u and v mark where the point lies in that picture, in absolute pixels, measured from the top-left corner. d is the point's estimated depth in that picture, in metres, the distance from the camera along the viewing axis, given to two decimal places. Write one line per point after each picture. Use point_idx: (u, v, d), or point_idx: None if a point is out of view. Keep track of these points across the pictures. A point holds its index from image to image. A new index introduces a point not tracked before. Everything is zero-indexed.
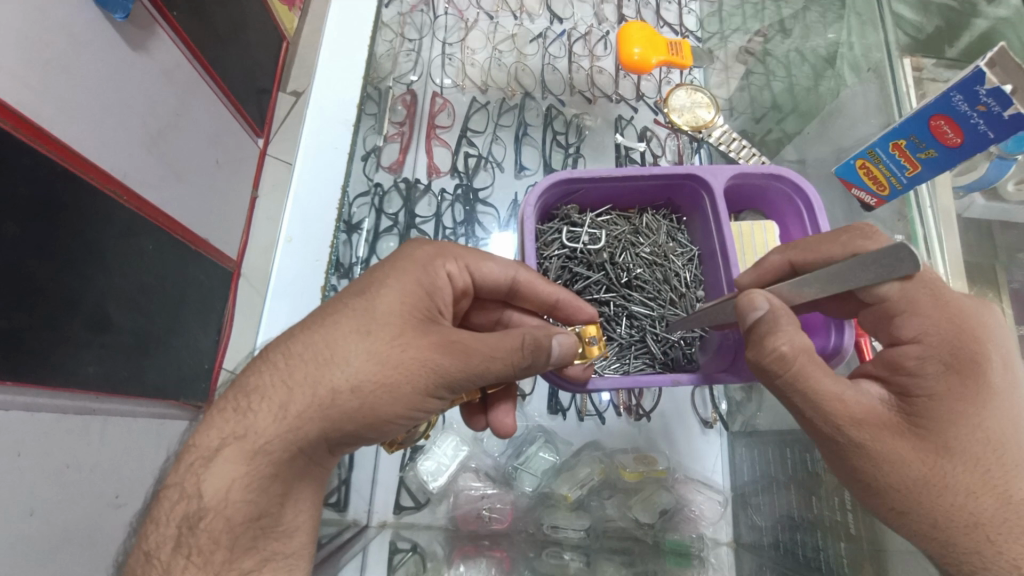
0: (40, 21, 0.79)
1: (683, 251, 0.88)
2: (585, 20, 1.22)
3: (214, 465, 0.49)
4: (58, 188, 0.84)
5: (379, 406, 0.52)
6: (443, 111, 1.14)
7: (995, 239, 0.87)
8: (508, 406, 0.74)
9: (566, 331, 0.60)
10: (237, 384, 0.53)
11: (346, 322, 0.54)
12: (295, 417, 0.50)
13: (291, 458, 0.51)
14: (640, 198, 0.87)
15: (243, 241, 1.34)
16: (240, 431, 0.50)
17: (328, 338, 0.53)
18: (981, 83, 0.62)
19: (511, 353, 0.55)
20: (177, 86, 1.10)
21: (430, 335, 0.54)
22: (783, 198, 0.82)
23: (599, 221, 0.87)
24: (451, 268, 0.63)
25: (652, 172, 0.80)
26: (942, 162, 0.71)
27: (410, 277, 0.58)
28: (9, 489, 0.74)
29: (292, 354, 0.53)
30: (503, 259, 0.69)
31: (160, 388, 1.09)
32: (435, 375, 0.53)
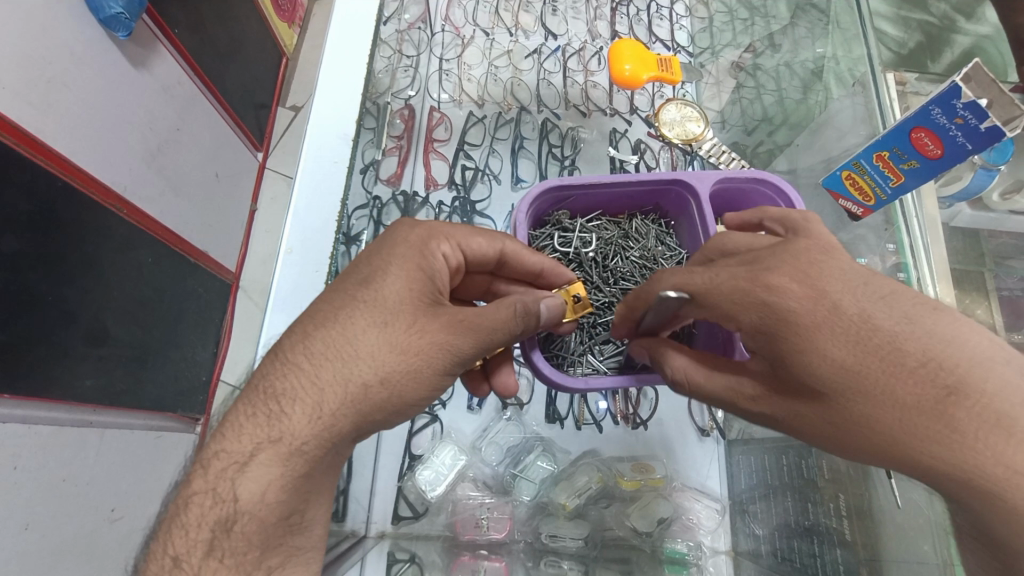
0: (42, 40, 0.81)
1: (672, 254, 0.87)
2: (579, 36, 1.25)
3: (251, 469, 0.50)
4: (58, 202, 0.85)
5: (406, 392, 0.54)
6: (440, 124, 1.16)
7: (983, 247, 0.89)
8: (509, 368, 0.74)
9: (552, 295, 0.63)
10: (261, 389, 0.53)
11: (361, 317, 0.55)
12: (329, 417, 0.52)
13: (326, 456, 0.52)
14: (629, 203, 0.89)
15: (242, 254, 1.35)
16: (275, 434, 0.51)
17: (345, 332, 0.54)
18: (958, 97, 0.63)
19: (508, 323, 0.57)
20: (178, 103, 1.12)
21: (441, 317, 0.56)
22: (764, 197, 0.82)
23: (590, 226, 0.88)
24: (446, 248, 0.63)
25: (638, 178, 0.81)
26: (925, 172, 0.72)
27: (412, 263, 0.59)
28: (6, 502, 0.75)
29: (314, 354, 0.53)
30: (488, 231, 0.68)
31: (157, 401, 1.09)
32: (452, 355, 0.56)
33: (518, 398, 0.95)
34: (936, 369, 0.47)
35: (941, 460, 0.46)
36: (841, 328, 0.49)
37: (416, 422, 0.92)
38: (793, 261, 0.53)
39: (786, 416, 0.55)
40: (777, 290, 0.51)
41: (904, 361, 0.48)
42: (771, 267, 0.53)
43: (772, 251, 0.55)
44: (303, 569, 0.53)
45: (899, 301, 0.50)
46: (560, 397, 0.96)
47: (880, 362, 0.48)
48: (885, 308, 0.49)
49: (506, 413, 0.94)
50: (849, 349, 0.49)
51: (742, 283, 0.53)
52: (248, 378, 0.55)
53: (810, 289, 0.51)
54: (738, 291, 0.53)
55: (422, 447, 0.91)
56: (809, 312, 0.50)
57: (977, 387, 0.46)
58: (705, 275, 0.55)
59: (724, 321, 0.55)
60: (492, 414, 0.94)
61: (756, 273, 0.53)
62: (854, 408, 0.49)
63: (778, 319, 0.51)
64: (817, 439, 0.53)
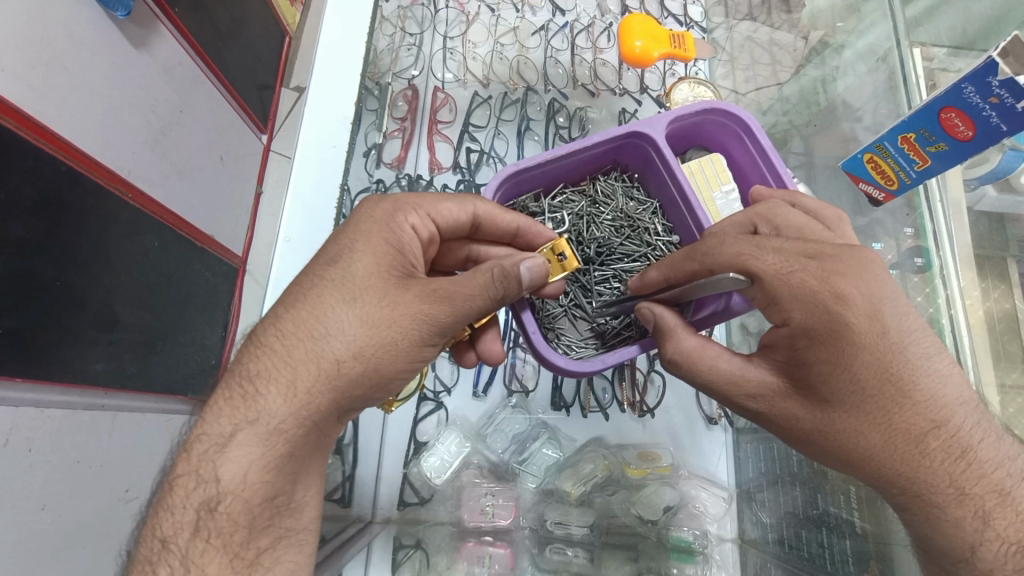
0: (40, 19, 0.79)
1: (644, 207, 0.84)
2: (588, 11, 1.20)
3: (230, 450, 0.49)
4: (62, 186, 0.85)
5: (382, 366, 0.54)
6: (445, 105, 1.12)
7: (1008, 232, 0.86)
8: (494, 334, 0.73)
9: (535, 257, 0.59)
10: (236, 372, 0.53)
11: (331, 295, 0.55)
12: (305, 393, 0.51)
13: (309, 433, 0.52)
14: (587, 168, 0.84)
15: (248, 238, 1.33)
16: (252, 414, 0.51)
17: (316, 309, 0.54)
18: (994, 74, 0.60)
19: (485, 289, 0.56)
20: (180, 84, 1.10)
21: (412, 288, 0.55)
22: (721, 127, 0.81)
23: (556, 203, 0.83)
24: (414, 220, 0.62)
25: (594, 140, 0.77)
26: (954, 155, 0.69)
27: (378, 238, 0.58)
28: (21, 484, 0.76)
29: (286, 335, 0.53)
30: (458, 195, 0.67)
31: (167, 384, 1.10)
32: (428, 324, 0.55)
33: (524, 385, 0.94)
34: (932, 406, 0.50)
35: (903, 481, 0.50)
36: (881, 351, 0.50)
37: (420, 410, 0.91)
38: (864, 270, 0.52)
39: (778, 417, 0.56)
40: (844, 299, 0.51)
41: (913, 393, 0.50)
42: (844, 271, 0.52)
43: (846, 252, 0.54)
44: (296, 550, 0.53)
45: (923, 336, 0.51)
46: (565, 384, 0.95)
47: (894, 391, 0.50)
48: (920, 341, 0.51)
49: (512, 400, 0.93)
50: (872, 370, 0.50)
51: (811, 280, 0.52)
52: (226, 363, 0.55)
53: (871, 306, 0.51)
54: (807, 290, 0.52)
55: (427, 433, 0.90)
56: (863, 326, 0.51)
57: (959, 425, 0.50)
58: (775, 258, 0.54)
59: (773, 308, 0.55)
60: (498, 400, 0.94)
61: (828, 274, 0.52)
62: (847, 420, 0.52)
63: (827, 327, 0.51)
64: (805, 443, 0.55)
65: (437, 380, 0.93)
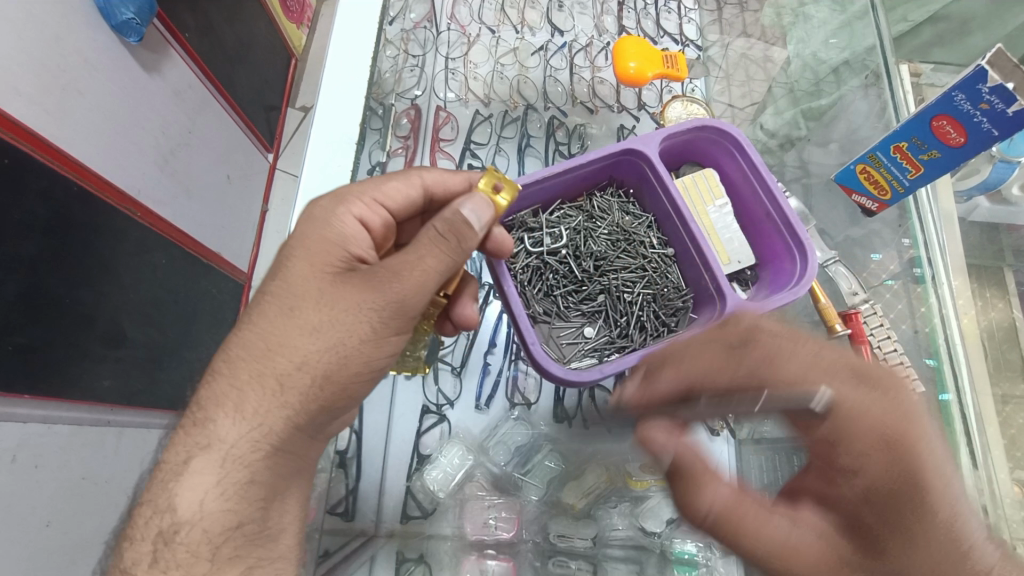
0: (51, 48, 0.84)
1: (639, 220, 0.86)
2: (585, 32, 1.23)
3: (185, 477, 0.51)
4: (75, 205, 0.89)
5: (331, 372, 0.55)
6: (447, 124, 1.14)
7: (1002, 241, 0.88)
8: (469, 298, 0.75)
9: (473, 195, 0.58)
10: (191, 400, 0.55)
11: (270, 311, 0.56)
12: (253, 414, 0.53)
13: (265, 456, 0.53)
14: (584, 183, 0.85)
15: (254, 255, 1.42)
16: (204, 440, 0.52)
17: (254, 326, 0.55)
18: (983, 82, 0.61)
19: (417, 262, 0.55)
20: (189, 107, 1.17)
21: (349, 284, 0.56)
22: (713, 143, 0.82)
23: (554, 217, 0.85)
24: (358, 208, 0.64)
25: (588, 158, 0.79)
26: (947, 161, 0.70)
27: (316, 237, 0.60)
28: (29, 500, 0.79)
29: (233, 358, 0.55)
30: (403, 173, 0.69)
31: (172, 401, 1.13)
32: (371, 321, 0.55)
33: (527, 398, 0.95)
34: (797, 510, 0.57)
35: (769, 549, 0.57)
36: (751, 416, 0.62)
37: (424, 422, 0.92)
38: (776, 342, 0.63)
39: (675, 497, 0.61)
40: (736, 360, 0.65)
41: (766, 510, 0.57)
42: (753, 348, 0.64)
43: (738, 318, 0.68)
44: None
45: (871, 395, 0.58)
46: (567, 395, 0.95)
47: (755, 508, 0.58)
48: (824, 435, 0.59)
49: (514, 412, 0.94)
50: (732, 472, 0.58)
51: (717, 357, 0.65)
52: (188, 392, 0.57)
53: (768, 364, 0.62)
54: (718, 366, 0.65)
55: (430, 446, 0.91)
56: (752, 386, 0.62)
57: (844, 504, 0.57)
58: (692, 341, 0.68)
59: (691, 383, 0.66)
60: (500, 413, 0.94)
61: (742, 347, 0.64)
62: (725, 501, 0.58)
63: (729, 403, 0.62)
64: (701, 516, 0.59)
65: (440, 393, 0.94)
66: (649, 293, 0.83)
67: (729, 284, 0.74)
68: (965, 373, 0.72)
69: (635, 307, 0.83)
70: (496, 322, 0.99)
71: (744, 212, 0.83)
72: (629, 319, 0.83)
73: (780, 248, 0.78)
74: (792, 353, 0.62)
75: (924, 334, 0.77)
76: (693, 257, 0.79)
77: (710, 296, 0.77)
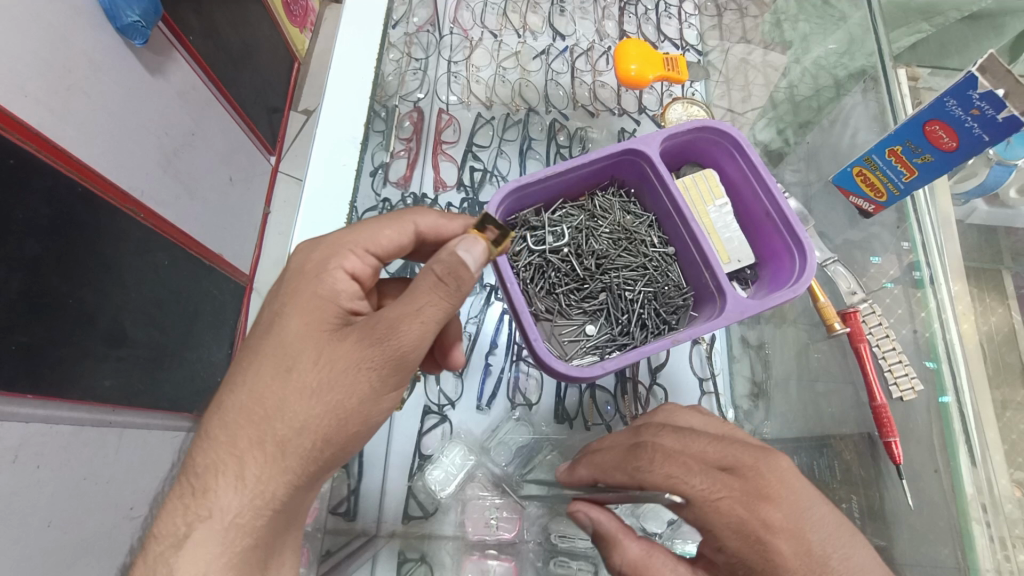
0: (62, 50, 0.86)
1: (641, 220, 0.87)
2: (587, 36, 1.24)
3: (188, 545, 0.51)
4: (78, 205, 0.90)
5: (332, 434, 0.54)
6: (449, 126, 1.14)
7: (1000, 244, 0.90)
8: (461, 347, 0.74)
9: (469, 236, 0.54)
10: (187, 469, 0.54)
11: (264, 371, 0.55)
12: (254, 482, 0.52)
13: (266, 519, 0.53)
14: (585, 183, 0.86)
15: (255, 257, 1.46)
16: (204, 510, 0.52)
17: (247, 393, 0.54)
18: (974, 88, 0.62)
19: (417, 314, 0.53)
20: (193, 109, 1.19)
21: (346, 340, 0.55)
22: (713, 144, 0.83)
23: (556, 216, 0.85)
24: (347, 261, 0.62)
25: (591, 157, 0.80)
26: (939, 167, 0.71)
27: (309, 294, 0.59)
28: (31, 496, 0.83)
29: (228, 423, 0.54)
30: (392, 217, 0.68)
31: (173, 401, 1.17)
32: (370, 378, 0.54)
33: (527, 398, 0.95)
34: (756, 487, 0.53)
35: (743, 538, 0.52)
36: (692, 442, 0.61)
37: (425, 423, 0.92)
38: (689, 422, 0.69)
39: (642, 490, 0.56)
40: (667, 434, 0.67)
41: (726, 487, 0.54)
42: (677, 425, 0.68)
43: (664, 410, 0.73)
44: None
45: (769, 515, 0.52)
46: (568, 395, 0.95)
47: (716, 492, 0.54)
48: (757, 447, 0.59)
49: (515, 413, 0.94)
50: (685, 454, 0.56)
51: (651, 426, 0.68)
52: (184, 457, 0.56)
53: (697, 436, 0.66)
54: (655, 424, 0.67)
55: (431, 447, 0.91)
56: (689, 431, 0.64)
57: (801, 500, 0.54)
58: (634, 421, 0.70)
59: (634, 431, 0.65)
60: (501, 413, 0.94)
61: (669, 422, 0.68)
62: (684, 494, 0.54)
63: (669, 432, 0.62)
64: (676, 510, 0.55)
65: (441, 394, 0.94)
66: (651, 291, 0.84)
67: (728, 282, 0.74)
68: (964, 379, 0.72)
69: (636, 305, 0.84)
70: (499, 323, 0.98)
71: (745, 212, 0.84)
72: (630, 317, 0.84)
73: (780, 247, 0.79)
74: (682, 463, 0.55)
75: (925, 336, 0.76)
76: (695, 254, 0.79)
77: (711, 293, 0.77)
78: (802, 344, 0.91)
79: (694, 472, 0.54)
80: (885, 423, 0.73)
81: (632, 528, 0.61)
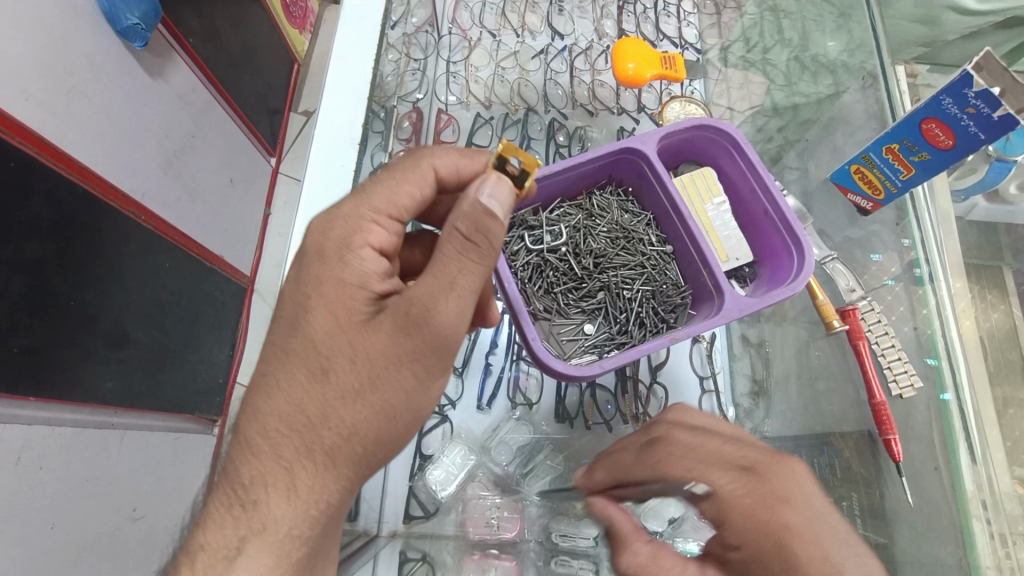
0: (65, 53, 0.86)
1: (639, 219, 0.86)
2: (585, 35, 1.24)
3: (242, 560, 0.51)
4: (80, 208, 0.91)
5: (379, 435, 0.54)
6: (448, 127, 1.14)
7: (1001, 240, 0.90)
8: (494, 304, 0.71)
9: (488, 177, 0.53)
10: (232, 476, 0.53)
11: (299, 377, 0.53)
12: (307, 491, 0.52)
13: (323, 526, 0.53)
14: (583, 182, 0.86)
15: (256, 259, 1.47)
16: (258, 524, 0.51)
17: (281, 399, 0.53)
18: (969, 86, 0.62)
19: (457, 289, 0.51)
20: (193, 110, 1.19)
21: (382, 334, 0.52)
22: (711, 143, 0.83)
23: (554, 216, 0.85)
24: (369, 228, 0.58)
25: (588, 156, 0.80)
26: (936, 164, 0.71)
27: (333, 279, 0.55)
28: (34, 498, 0.83)
29: (271, 434, 0.52)
30: (404, 169, 0.62)
31: (175, 403, 1.18)
32: (413, 375, 0.53)
33: (527, 398, 0.95)
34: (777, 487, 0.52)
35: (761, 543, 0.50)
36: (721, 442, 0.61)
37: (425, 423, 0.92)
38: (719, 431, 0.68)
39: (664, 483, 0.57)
40: None
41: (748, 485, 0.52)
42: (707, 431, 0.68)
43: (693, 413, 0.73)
44: None
45: (788, 518, 0.50)
46: (568, 395, 0.95)
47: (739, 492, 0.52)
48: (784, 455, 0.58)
49: (516, 413, 0.94)
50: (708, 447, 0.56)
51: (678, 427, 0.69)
52: (224, 464, 0.55)
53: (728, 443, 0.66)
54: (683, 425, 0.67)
55: (431, 447, 0.91)
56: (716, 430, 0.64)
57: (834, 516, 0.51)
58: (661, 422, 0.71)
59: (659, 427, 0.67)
60: (502, 412, 0.94)
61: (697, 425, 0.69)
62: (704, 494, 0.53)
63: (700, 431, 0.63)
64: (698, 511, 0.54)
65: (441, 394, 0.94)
66: (650, 290, 0.84)
67: (726, 279, 0.74)
68: (964, 375, 0.72)
69: (634, 304, 0.84)
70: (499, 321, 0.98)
71: (743, 211, 0.84)
72: (628, 315, 0.84)
73: (779, 245, 0.79)
74: (703, 458, 0.55)
75: (926, 335, 0.76)
76: (692, 253, 0.79)
77: (708, 291, 0.77)
78: (802, 342, 0.91)
79: (715, 467, 0.54)
80: (884, 420, 0.73)
81: (644, 532, 0.60)
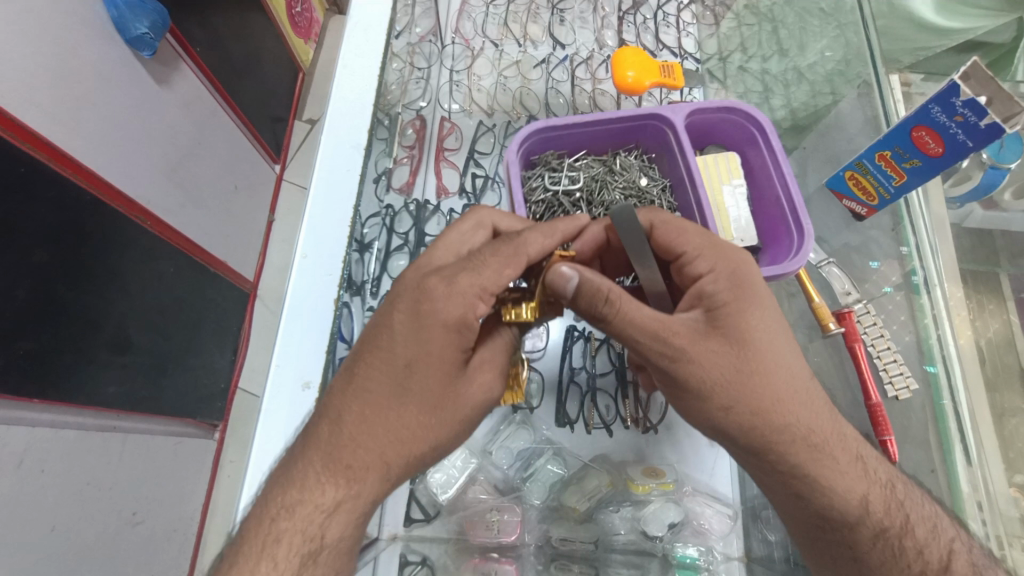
0: (73, 61, 0.88)
1: (656, 184, 0.88)
2: (587, 45, 1.26)
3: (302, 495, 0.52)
4: (86, 214, 0.92)
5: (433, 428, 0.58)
6: (451, 133, 1.15)
7: (996, 246, 0.91)
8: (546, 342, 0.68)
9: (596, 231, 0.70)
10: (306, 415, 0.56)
11: (373, 363, 0.56)
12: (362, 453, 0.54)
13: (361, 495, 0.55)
14: (609, 142, 0.89)
15: (259, 265, 1.48)
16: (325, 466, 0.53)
17: (346, 384, 0.56)
18: (956, 95, 0.63)
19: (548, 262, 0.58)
20: (198, 118, 1.21)
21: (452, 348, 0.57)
22: (739, 127, 0.84)
23: (577, 165, 0.88)
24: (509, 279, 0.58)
25: (616, 114, 0.82)
26: (927, 171, 0.72)
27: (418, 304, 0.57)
28: (34, 501, 0.84)
29: (341, 396, 0.55)
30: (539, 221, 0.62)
31: (176, 408, 1.19)
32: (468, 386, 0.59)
33: (528, 401, 0.94)
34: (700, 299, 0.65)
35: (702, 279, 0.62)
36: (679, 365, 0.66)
37: None
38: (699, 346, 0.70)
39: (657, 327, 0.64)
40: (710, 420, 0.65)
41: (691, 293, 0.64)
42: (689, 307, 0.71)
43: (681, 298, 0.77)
44: None
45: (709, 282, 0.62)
46: (569, 399, 0.94)
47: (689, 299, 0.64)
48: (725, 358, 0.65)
49: (517, 416, 0.93)
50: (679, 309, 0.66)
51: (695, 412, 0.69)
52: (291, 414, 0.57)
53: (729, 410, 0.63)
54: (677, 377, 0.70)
55: None
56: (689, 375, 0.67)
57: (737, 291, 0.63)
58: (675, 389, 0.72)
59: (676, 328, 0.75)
60: (502, 415, 0.93)
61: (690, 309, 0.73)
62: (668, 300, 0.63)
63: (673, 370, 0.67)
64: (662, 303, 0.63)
65: None
66: None
67: None
68: (959, 375, 0.73)
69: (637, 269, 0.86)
70: None
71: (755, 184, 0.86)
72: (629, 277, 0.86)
73: (782, 225, 0.80)
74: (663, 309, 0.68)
75: (922, 340, 0.76)
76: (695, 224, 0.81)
77: None
78: (801, 346, 0.91)
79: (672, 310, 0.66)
80: (880, 421, 0.75)
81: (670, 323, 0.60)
